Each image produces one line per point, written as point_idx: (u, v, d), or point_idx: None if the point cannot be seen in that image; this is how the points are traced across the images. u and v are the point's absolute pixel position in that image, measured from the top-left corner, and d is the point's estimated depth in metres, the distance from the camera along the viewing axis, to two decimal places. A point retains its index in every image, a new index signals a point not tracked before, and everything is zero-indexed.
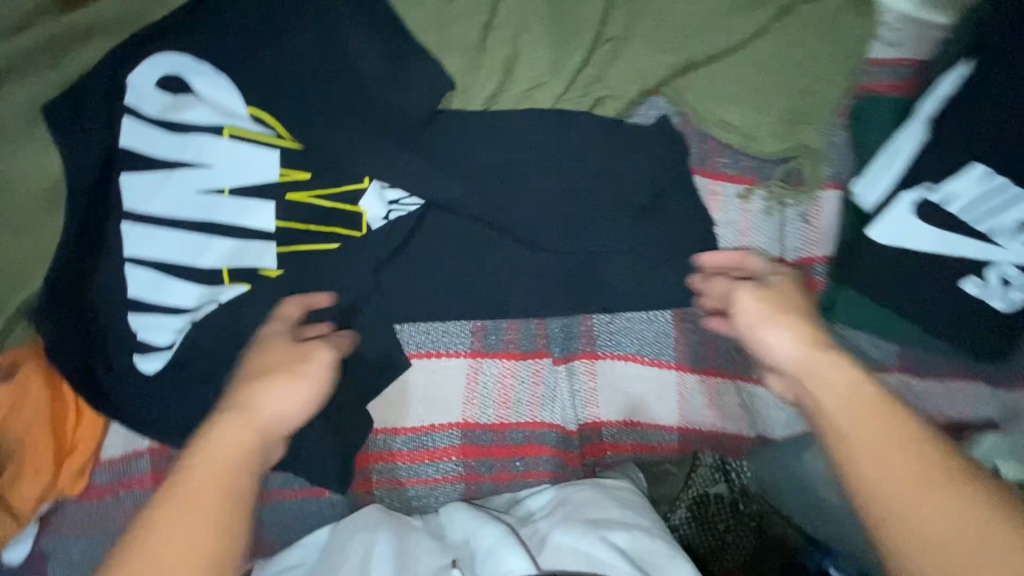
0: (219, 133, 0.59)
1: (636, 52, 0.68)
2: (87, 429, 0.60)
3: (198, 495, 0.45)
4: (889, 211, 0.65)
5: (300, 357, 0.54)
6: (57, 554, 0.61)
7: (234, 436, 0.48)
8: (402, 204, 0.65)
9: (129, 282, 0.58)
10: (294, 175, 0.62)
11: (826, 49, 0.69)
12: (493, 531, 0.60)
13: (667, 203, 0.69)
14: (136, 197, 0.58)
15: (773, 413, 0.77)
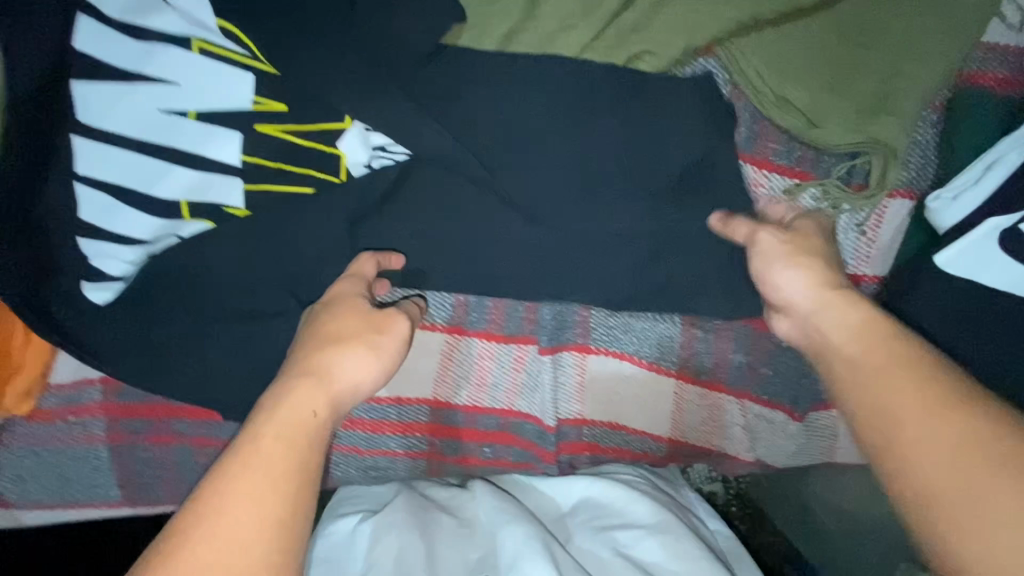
0: (186, 45, 0.51)
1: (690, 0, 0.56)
2: (33, 352, 0.57)
3: (272, 461, 0.41)
4: (970, 231, 0.54)
5: (376, 327, 0.51)
6: (6, 467, 0.60)
7: (301, 405, 0.45)
8: (388, 151, 0.56)
9: (80, 204, 0.53)
10: (269, 104, 0.53)
11: (930, 23, 0.55)
12: (519, 531, 0.57)
13: (696, 189, 0.58)
14: (90, 111, 0.51)
15: (776, 441, 0.69)
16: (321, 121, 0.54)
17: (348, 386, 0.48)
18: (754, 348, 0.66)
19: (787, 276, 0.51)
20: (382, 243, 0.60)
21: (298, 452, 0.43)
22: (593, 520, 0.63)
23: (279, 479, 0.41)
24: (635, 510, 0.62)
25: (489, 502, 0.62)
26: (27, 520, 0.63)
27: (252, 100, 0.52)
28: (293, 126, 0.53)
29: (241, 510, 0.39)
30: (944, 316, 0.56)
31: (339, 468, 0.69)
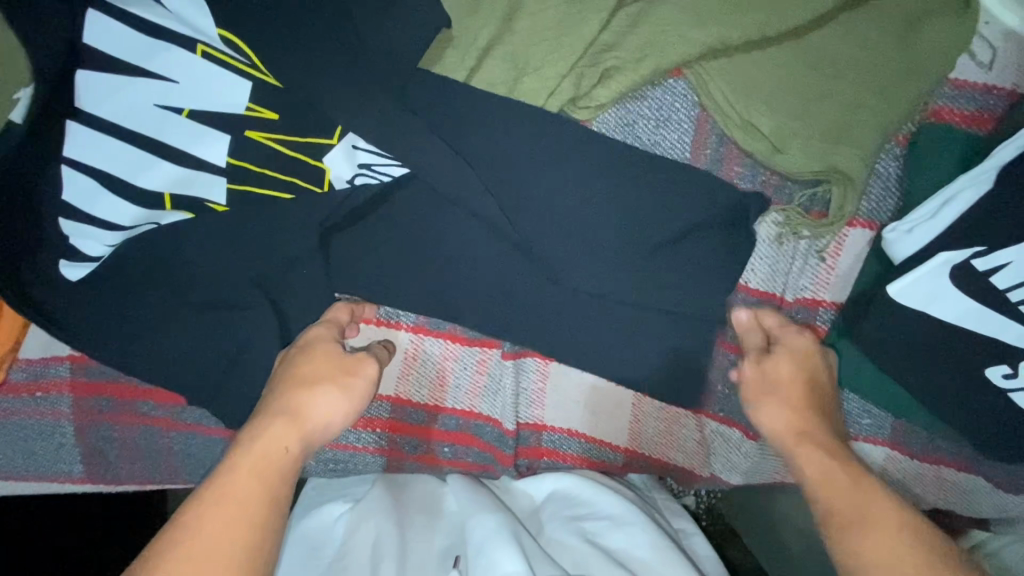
0: (190, 49, 0.54)
1: (664, 22, 0.57)
2: (5, 326, 0.58)
3: (244, 495, 0.48)
4: (920, 266, 0.55)
5: (347, 369, 0.58)
6: None
7: (274, 442, 0.52)
8: (372, 171, 0.58)
9: (65, 185, 0.55)
10: (262, 113, 0.56)
11: (897, 59, 0.57)
12: (488, 522, 0.57)
13: (660, 211, 0.59)
14: (83, 97, 0.53)
15: (733, 458, 0.70)
16: (309, 134, 0.57)
17: (318, 425, 0.55)
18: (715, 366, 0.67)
19: (767, 414, 0.59)
20: (355, 245, 0.62)
21: (271, 485, 0.50)
22: (566, 512, 0.63)
23: (251, 506, 0.48)
24: (602, 504, 0.62)
25: (462, 496, 0.63)
26: None
27: (246, 106, 0.56)
28: (282, 136, 0.56)
29: (216, 532, 0.46)
30: (890, 344, 0.58)
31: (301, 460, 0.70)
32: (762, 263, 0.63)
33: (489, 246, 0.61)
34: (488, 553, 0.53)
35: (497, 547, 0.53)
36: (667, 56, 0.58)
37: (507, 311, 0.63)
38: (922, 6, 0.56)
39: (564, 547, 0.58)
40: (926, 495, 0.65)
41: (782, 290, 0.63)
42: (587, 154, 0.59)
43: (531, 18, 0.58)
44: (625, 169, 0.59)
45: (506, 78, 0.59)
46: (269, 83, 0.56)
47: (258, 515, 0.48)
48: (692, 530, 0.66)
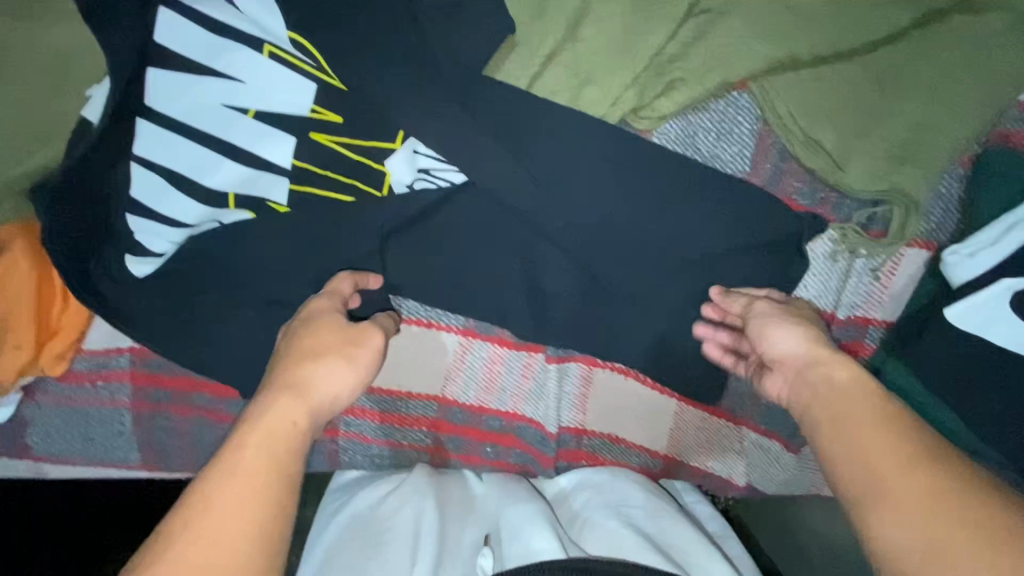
0: (258, 49, 0.54)
1: (733, 35, 0.57)
2: (74, 315, 0.59)
3: (256, 472, 0.41)
4: (981, 292, 0.55)
5: (353, 341, 0.52)
6: (38, 420, 0.64)
7: (281, 418, 0.45)
8: (431, 176, 0.59)
9: (134, 182, 0.55)
10: (327, 115, 0.56)
11: (969, 77, 0.55)
12: (525, 511, 0.60)
13: (718, 226, 0.59)
14: (152, 95, 0.54)
15: (771, 470, 0.71)
16: (373, 139, 0.57)
17: (327, 397, 0.48)
18: None
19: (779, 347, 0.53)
20: (411, 250, 0.62)
21: (282, 460, 0.43)
22: (597, 497, 0.64)
23: (264, 488, 0.41)
24: (631, 493, 0.63)
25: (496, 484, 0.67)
26: (49, 472, 0.66)
27: (310, 109, 0.56)
28: (345, 139, 0.57)
29: (225, 515, 0.39)
30: (948, 367, 0.57)
31: (346, 454, 0.72)
32: (816, 280, 0.62)
33: (543, 252, 0.62)
34: (524, 534, 0.56)
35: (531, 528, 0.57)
36: (730, 71, 0.57)
37: (557, 319, 0.64)
38: (1000, 23, 0.54)
39: (600, 525, 0.60)
40: None
41: (834, 308, 0.63)
42: (646, 165, 0.59)
43: (596, 25, 0.57)
44: (680, 183, 0.59)
45: (566, 87, 0.59)
46: (336, 86, 0.56)
47: (274, 496, 0.41)
48: (722, 531, 0.65)
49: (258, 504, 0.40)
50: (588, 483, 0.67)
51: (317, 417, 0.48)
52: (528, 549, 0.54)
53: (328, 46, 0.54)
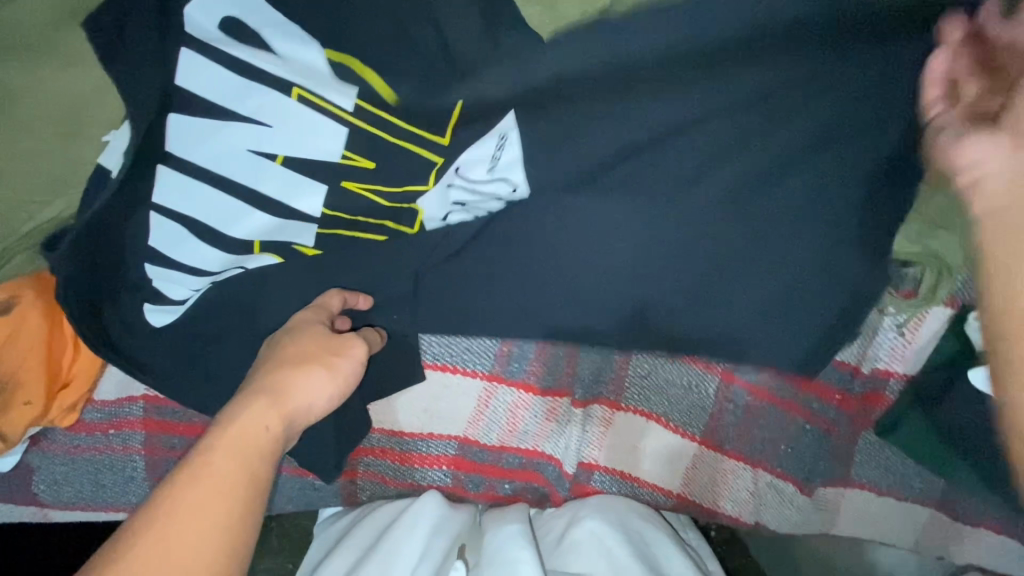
0: (286, 91, 0.50)
1: (860, 52, 0.43)
2: (85, 365, 0.57)
3: (223, 478, 0.42)
4: None
5: (335, 350, 0.51)
6: (46, 469, 0.61)
7: (254, 429, 0.44)
8: (466, 209, 0.55)
9: (152, 231, 0.53)
10: (358, 162, 0.52)
11: None
12: (511, 527, 0.64)
13: None
14: (174, 142, 0.51)
15: (781, 510, 0.72)
16: (404, 183, 0.53)
17: (302, 408, 0.48)
18: (779, 425, 0.68)
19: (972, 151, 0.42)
20: (439, 297, 0.59)
21: (253, 464, 0.43)
22: (577, 509, 0.70)
23: (231, 492, 0.42)
24: (611, 506, 0.70)
25: (491, 513, 0.69)
26: (56, 517, 0.65)
27: (341, 154, 0.52)
28: (374, 185, 0.53)
29: (190, 515, 0.40)
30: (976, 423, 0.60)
31: (364, 493, 0.71)
32: (846, 336, 0.62)
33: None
34: (507, 554, 0.61)
35: (517, 547, 0.62)
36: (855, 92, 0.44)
37: (588, 351, 0.64)
38: None
39: (582, 545, 0.66)
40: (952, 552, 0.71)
41: (859, 361, 0.64)
42: (722, 211, 0.50)
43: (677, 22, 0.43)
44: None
45: (672, 32, 0.43)
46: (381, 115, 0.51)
47: (238, 503, 0.42)
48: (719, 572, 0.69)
49: (222, 515, 0.41)
50: (585, 502, 0.71)
51: (292, 425, 0.47)
52: (510, 564, 0.60)
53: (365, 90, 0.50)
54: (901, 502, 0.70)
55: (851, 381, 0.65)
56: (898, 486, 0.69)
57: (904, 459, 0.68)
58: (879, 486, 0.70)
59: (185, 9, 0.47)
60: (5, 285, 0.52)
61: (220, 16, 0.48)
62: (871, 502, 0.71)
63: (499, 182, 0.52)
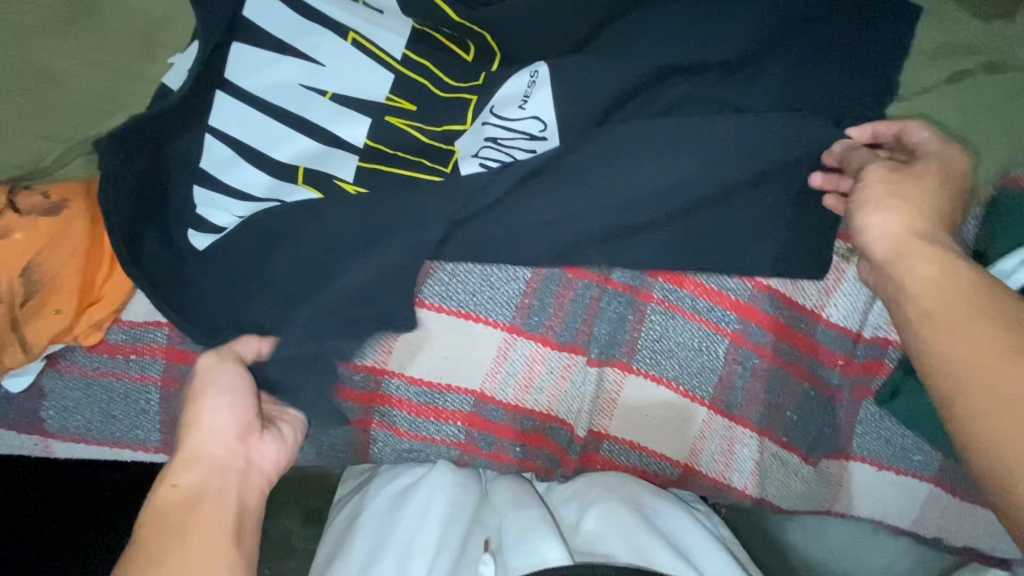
0: (343, 35, 0.57)
1: (777, 57, 0.60)
2: (116, 284, 0.58)
3: (182, 538, 0.43)
4: None
5: (205, 383, 0.54)
6: (57, 393, 0.60)
7: (190, 489, 0.47)
8: (499, 145, 0.59)
9: (204, 152, 0.57)
10: (400, 103, 0.59)
11: (995, 122, 0.61)
12: (531, 514, 0.61)
13: (760, 245, 0.64)
14: (235, 71, 0.56)
15: (785, 482, 0.74)
16: (445, 123, 0.60)
17: (211, 446, 0.50)
18: (786, 390, 0.70)
19: (884, 216, 0.50)
20: (468, 241, 0.63)
21: (206, 513, 0.45)
22: (587, 492, 0.68)
23: (208, 539, 0.44)
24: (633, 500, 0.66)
25: (501, 487, 0.68)
26: (57, 452, 0.63)
27: (387, 96, 0.58)
28: (415, 123, 0.59)
29: None
30: None
31: (376, 445, 0.70)
32: (847, 300, 0.67)
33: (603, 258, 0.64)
34: (529, 543, 0.57)
35: (539, 537, 0.57)
36: (794, 83, 0.60)
37: (612, 292, 0.68)
38: (1017, 83, 0.61)
39: (598, 529, 0.62)
40: (945, 528, 0.74)
41: (859, 327, 0.68)
42: (721, 169, 0.60)
43: (669, 31, 0.60)
44: (741, 199, 0.62)
45: (654, 23, 0.60)
46: (427, 66, 0.59)
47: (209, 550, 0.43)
48: (731, 539, 0.69)
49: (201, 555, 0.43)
50: (600, 483, 0.69)
51: (229, 463, 0.50)
52: (534, 557, 0.55)
53: (418, 49, 0.59)
54: (901, 477, 0.72)
55: (853, 346, 0.69)
56: (884, 458, 0.72)
57: (903, 430, 0.71)
58: (869, 454, 0.72)
59: None
60: (55, 188, 0.55)
61: None
62: (872, 477, 0.73)
63: (529, 122, 0.59)
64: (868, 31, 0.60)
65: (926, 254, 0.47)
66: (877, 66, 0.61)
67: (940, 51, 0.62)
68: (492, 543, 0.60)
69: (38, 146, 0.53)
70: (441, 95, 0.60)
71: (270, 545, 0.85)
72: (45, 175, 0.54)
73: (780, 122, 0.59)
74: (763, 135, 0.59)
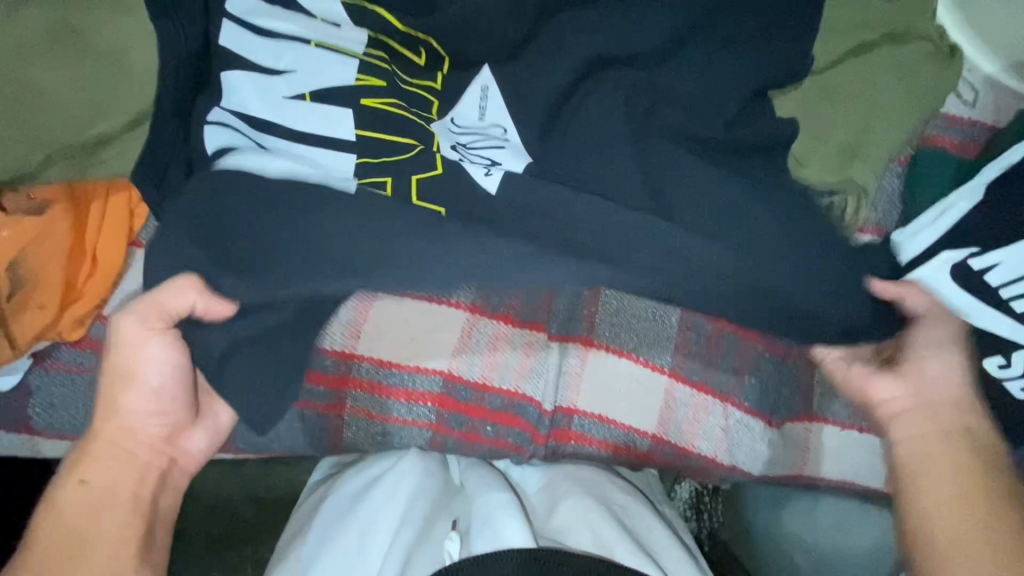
0: (307, 44, 0.63)
1: (704, 41, 0.65)
2: (95, 282, 0.65)
3: (88, 514, 0.55)
4: (929, 262, 0.64)
5: (138, 354, 0.58)
6: (42, 390, 0.67)
7: (104, 485, 0.56)
8: (470, 148, 0.64)
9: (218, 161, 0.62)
10: (372, 81, 0.63)
11: (908, 87, 0.66)
12: (499, 497, 0.62)
13: (718, 213, 0.63)
14: (227, 96, 0.62)
15: (753, 448, 0.75)
16: (400, 114, 0.64)
17: (126, 425, 0.58)
18: (742, 354, 0.74)
19: (929, 367, 0.61)
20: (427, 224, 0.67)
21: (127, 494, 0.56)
22: (560, 480, 0.70)
23: (122, 528, 0.55)
24: (601, 486, 0.69)
25: (472, 473, 0.70)
26: (44, 450, 0.70)
27: (355, 79, 0.63)
28: (389, 116, 0.63)
29: (85, 562, 0.53)
30: None
31: (350, 429, 0.73)
32: None
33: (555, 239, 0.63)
34: (494, 523, 0.58)
35: (506, 521, 0.58)
36: (719, 64, 0.64)
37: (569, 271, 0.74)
38: (920, 50, 0.66)
39: (565, 512, 0.64)
40: None
41: None
42: (664, 149, 0.63)
43: (598, 19, 0.64)
44: (691, 173, 0.63)
45: (584, 13, 0.65)
46: (381, 64, 0.64)
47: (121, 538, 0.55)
48: (691, 542, 0.71)
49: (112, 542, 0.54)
50: (573, 474, 0.70)
51: (146, 453, 0.58)
52: (495, 536, 0.57)
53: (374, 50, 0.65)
54: (863, 433, 0.74)
55: None
56: (848, 420, 0.74)
57: None
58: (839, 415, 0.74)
59: None
60: (40, 191, 0.62)
61: None
62: (834, 437, 0.75)
63: (491, 128, 0.64)
64: (782, 11, 0.65)
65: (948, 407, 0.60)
66: (793, 42, 0.65)
67: (849, 25, 0.67)
68: (459, 523, 0.62)
69: (23, 152, 0.61)
70: (402, 84, 0.65)
71: (232, 572, 0.81)
72: (35, 177, 0.62)
73: (708, 100, 0.64)
74: (692, 116, 0.64)
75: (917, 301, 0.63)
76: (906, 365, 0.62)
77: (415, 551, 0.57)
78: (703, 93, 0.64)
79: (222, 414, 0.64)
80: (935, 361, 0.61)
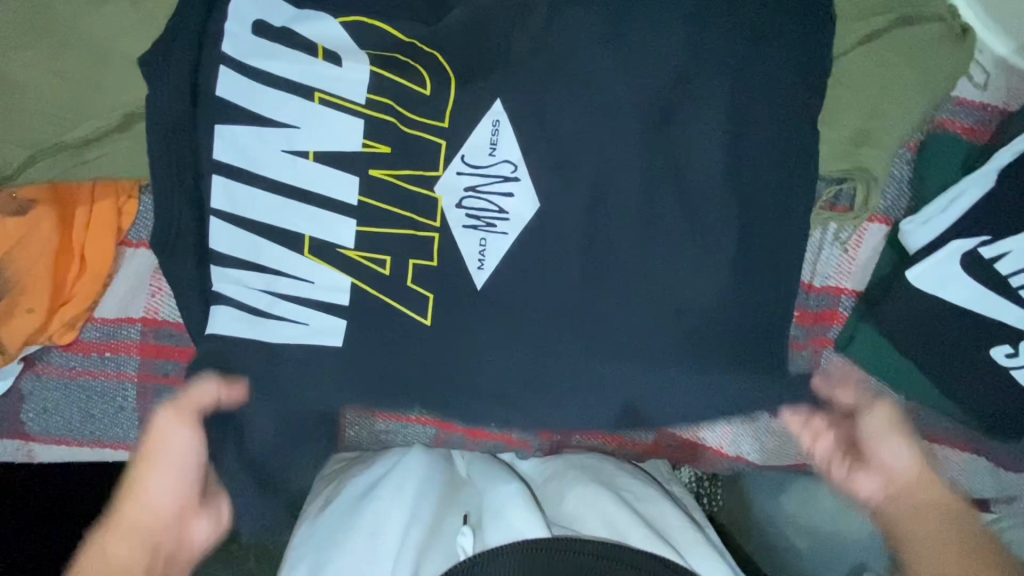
0: (311, 97, 0.59)
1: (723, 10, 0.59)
2: (86, 282, 0.65)
3: None
4: (937, 254, 0.63)
5: (167, 435, 0.59)
6: (35, 395, 0.66)
7: (122, 556, 0.53)
8: (479, 191, 0.60)
9: (216, 234, 0.61)
10: (375, 147, 0.60)
11: (920, 74, 0.64)
12: (508, 487, 0.62)
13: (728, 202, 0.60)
14: (225, 148, 0.60)
15: (756, 438, 0.74)
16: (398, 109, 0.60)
17: (146, 507, 0.56)
18: None
19: (890, 445, 0.63)
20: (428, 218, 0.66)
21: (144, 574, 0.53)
22: (568, 470, 0.69)
23: None
24: (613, 476, 0.68)
25: (478, 465, 0.70)
26: (39, 456, 0.69)
27: (362, 142, 0.60)
28: (394, 168, 0.60)
29: None
30: (921, 330, 0.66)
31: (353, 428, 0.74)
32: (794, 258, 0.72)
33: (556, 238, 0.60)
34: (505, 515, 0.57)
35: (516, 513, 0.57)
36: (733, 44, 0.59)
37: None
38: (934, 32, 0.64)
39: (577, 500, 0.64)
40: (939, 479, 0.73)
41: (809, 277, 0.72)
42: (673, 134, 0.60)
43: None
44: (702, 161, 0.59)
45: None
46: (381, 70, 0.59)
47: None
48: (704, 520, 0.71)
49: None
50: (577, 463, 0.70)
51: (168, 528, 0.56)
52: (506, 525, 0.56)
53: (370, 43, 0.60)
54: None
55: (805, 296, 0.72)
56: None
57: None
58: None
59: (226, 26, 0.59)
60: (26, 190, 0.62)
61: (254, 22, 0.59)
62: None
63: (500, 165, 0.60)
64: None
65: (922, 481, 0.61)
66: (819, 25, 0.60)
67: (861, 8, 0.65)
68: (470, 517, 0.61)
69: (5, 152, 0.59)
70: (406, 129, 0.60)
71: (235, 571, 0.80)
72: (14, 179, 0.60)
73: (725, 79, 0.59)
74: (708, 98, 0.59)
75: (844, 394, 0.67)
76: (874, 460, 0.62)
77: (428, 546, 0.56)
78: (718, 71, 0.59)
79: (227, 505, 0.63)
80: (890, 452, 0.62)
